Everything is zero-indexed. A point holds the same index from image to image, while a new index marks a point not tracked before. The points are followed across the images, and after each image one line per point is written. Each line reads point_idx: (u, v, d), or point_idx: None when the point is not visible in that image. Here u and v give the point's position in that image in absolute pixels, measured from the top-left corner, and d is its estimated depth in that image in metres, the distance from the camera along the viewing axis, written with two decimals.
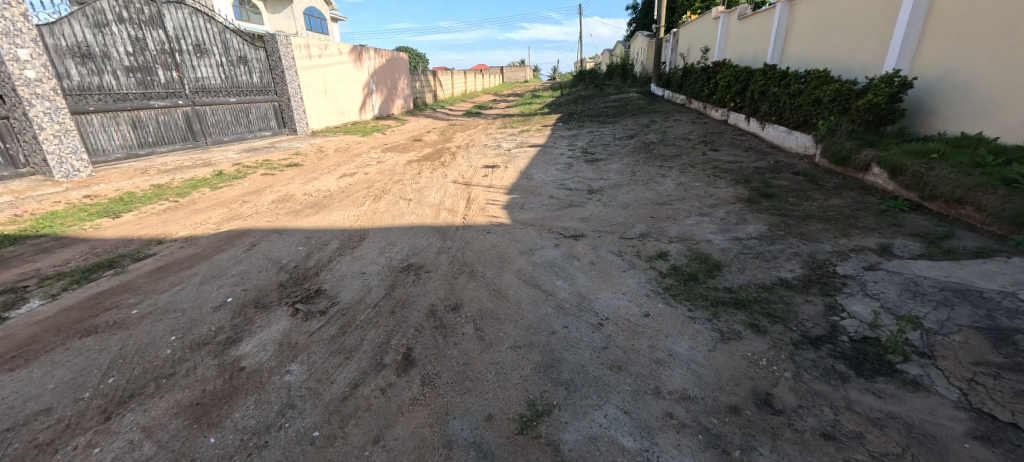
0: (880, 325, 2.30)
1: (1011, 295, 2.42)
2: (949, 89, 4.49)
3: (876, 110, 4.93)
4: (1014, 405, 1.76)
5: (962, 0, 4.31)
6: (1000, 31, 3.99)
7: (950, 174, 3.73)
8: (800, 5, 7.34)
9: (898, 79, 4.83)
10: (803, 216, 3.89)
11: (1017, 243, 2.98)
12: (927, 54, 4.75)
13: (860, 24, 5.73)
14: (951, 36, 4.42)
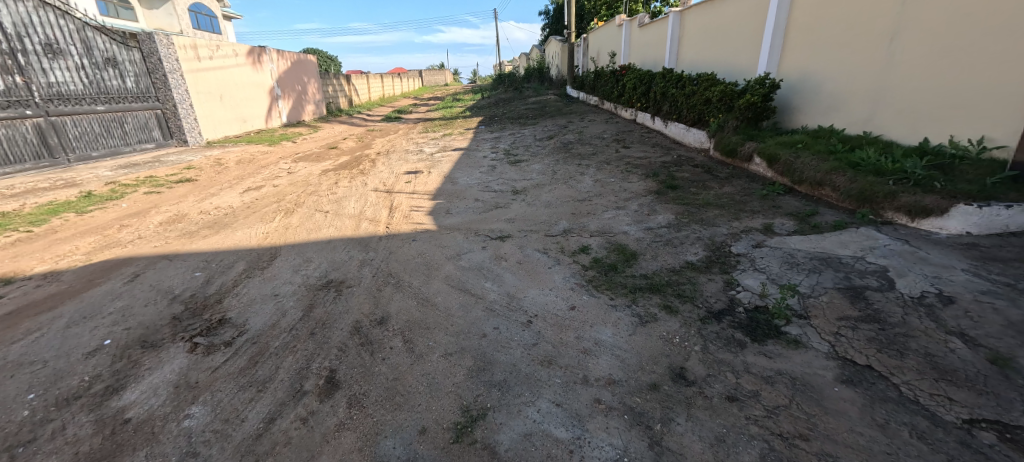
0: (767, 295, 2.63)
1: (861, 260, 2.90)
2: (807, 89, 5.33)
3: (753, 108, 5.64)
4: (868, 350, 2.12)
5: (810, 16, 5.17)
6: (838, 40, 4.79)
7: (812, 161, 4.38)
8: (689, 16, 8.16)
9: (769, 81, 5.58)
10: (703, 204, 4.32)
11: (863, 216, 3.59)
12: (789, 60, 5.59)
13: (738, 34, 6.53)
14: (805, 45, 5.27)
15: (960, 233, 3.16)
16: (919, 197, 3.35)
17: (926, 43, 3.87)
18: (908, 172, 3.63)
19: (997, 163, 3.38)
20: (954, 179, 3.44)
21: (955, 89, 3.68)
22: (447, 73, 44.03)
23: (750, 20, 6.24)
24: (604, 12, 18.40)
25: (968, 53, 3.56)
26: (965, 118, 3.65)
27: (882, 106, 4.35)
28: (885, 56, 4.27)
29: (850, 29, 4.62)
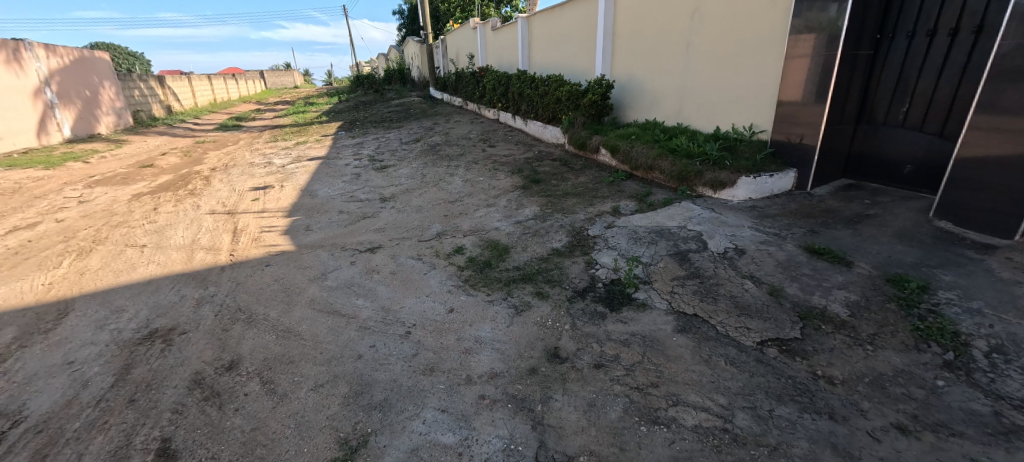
0: (619, 269, 3.00)
1: (685, 228, 3.51)
2: (633, 88, 6.22)
3: (596, 105, 6.33)
4: (694, 301, 2.58)
5: (629, 26, 6.04)
6: (652, 47, 5.70)
7: (643, 149, 5.13)
8: (534, 21, 8.76)
9: (605, 82, 6.32)
10: (563, 194, 4.72)
11: (684, 192, 4.34)
12: (618, 63, 6.45)
13: (576, 39, 7.26)
14: (628, 50, 6.15)
15: (745, 198, 4.04)
16: (717, 173, 4.19)
17: (709, 51, 4.84)
18: (708, 153, 4.50)
19: (763, 143, 4.40)
20: (738, 157, 4.37)
21: (730, 88, 4.67)
22: (295, 74, 39.73)
23: (585, 28, 6.99)
24: (459, 15, 18.64)
25: (735, 60, 4.56)
26: (738, 111, 4.66)
27: (687, 102, 5.31)
28: (685, 62, 5.21)
29: (659, 39, 5.54)
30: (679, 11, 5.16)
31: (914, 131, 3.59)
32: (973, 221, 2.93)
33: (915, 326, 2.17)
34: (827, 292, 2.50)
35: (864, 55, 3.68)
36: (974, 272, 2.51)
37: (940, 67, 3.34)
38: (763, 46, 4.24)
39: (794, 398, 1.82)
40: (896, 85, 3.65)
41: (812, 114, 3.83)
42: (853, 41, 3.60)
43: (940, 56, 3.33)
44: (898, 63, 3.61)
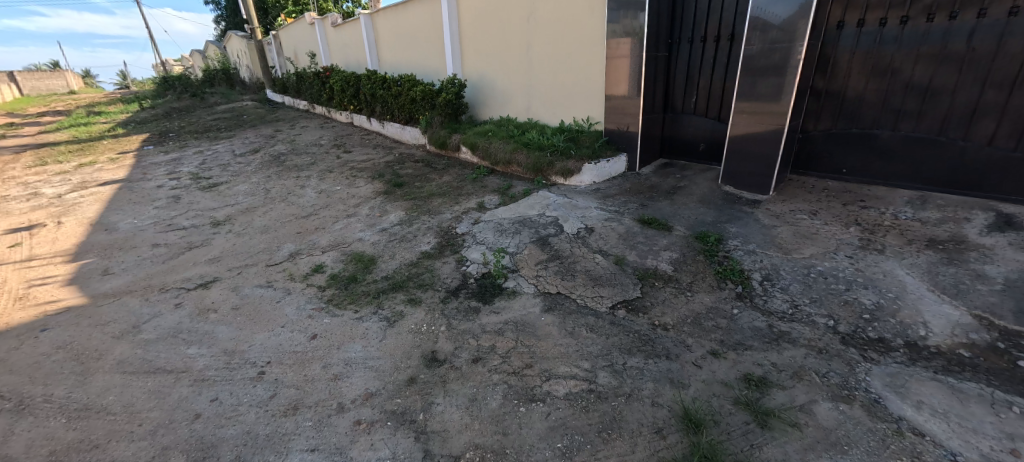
0: (488, 262, 3.08)
1: (543, 215, 3.77)
2: (485, 86, 6.42)
3: (451, 104, 6.32)
4: (556, 280, 2.79)
5: (474, 26, 6.20)
6: (497, 47, 5.95)
7: (500, 145, 5.32)
8: (377, 18, 8.33)
9: (457, 81, 6.36)
10: (428, 195, 4.63)
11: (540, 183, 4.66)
12: (467, 62, 6.57)
13: (424, 38, 7.15)
14: (476, 50, 6.31)
15: (590, 182, 4.51)
16: (565, 162, 4.59)
17: (547, 51, 5.28)
18: (556, 144, 4.88)
19: (598, 133, 4.97)
20: (580, 147, 4.83)
21: (569, 84, 5.18)
22: (67, 76, 31.01)
23: (429, 27, 6.95)
24: (291, 8, 16.72)
25: (569, 59, 5.06)
26: (578, 106, 5.19)
27: (535, 99, 5.70)
28: (528, 61, 5.59)
29: (502, 39, 5.82)
30: (516, 13, 5.50)
31: (703, 117, 4.46)
32: (744, 183, 3.80)
33: (716, 270, 2.73)
34: (657, 254, 2.97)
35: (663, 56, 4.41)
36: (750, 222, 3.25)
37: (713, 65, 4.21)
38: (589, 48, 4.80)
39: (640, 348, 2.13)
40: (687, 80, 4.49)
41: (631, 106, 4.47)
42: (653, 43, 4.29)
43: (712, 57, 4.20)
44: (685, 62, 4.43)
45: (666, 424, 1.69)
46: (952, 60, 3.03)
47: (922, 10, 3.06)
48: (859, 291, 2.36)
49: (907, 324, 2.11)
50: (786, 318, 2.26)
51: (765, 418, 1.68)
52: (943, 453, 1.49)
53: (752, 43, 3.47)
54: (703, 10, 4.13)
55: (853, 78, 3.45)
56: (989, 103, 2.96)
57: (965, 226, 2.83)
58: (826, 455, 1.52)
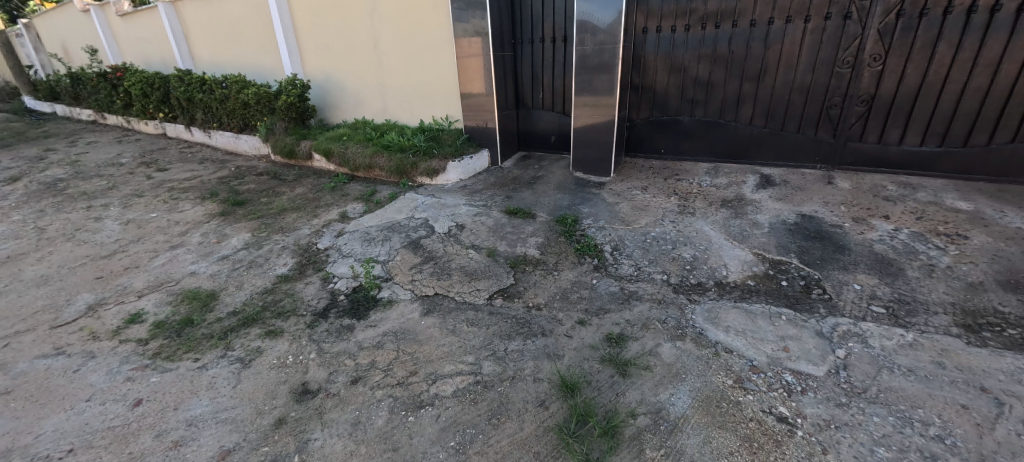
0: (358, 275, 2.87)
1: (413, 218, 3.67)
2: (332, 87, 5.94)
3: (294, 108, 5.63)
4: (434, 281, 2.75)
5: (309, 22, 5.66)
6: (340, 45, 5.56)
7: (357, 148, 4.98)
8: (181, 8, 6.98)
9: (299, 81, 5.71)
10: (278, 210, 4.11)
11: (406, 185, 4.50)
12: (307, 62, 5.98)
13: (250, 34, 6.26)
14: (316, 48, 5.79)
15: (456, 180, 4.51)
16: (429, 162, 4.51)
17: (397, 50, 5.14)
18: (417, 144, 4.75)
19: (459, 131, 5.01)
20: (442, 145, 4.79)
21: (425, 83, 5.14)
22: None
23: (254, 22, 6.12)
24: None
25: (422, 59, 5.02)
26: (437, 105, 5.17)
27: (390, 99, 5.51)
28: (377, 60, 5.36)
29: (345, 36, 5.46)
30: (357, 10, 5.20)
31: (550, 111, 4.84)
32: (590, 168, 4.27)
33: (576, 247, 3.03)
34: (525, 241, 3.15)
35: (508, 56, 4.65)
36: (598, 202, 3.67)
37: (553, 64, 4.59)
38: (440, 47, 4.83)
39: (519, 332, 2.25)
40: (532, 78, 4.81)
41: (485, 103, 4.61)
42: (499, 43, 4.47)
43: (551, 56, 4.57)
44: (529, 61, 4.74)
45: (547, 395, 1.83)
46: (722, 60, 3.85)
47: (697, 19, 3.82)
48: (682, 247, 2.87)
49: (715, 268, 2.64)
50: (633, 279, 2.64)
51: (625, 368, 1.95)
52: (744, 362, 1.94)
53: (586, 44, 3.88)
54: (538, 13, 4.47)
55: (659, 74, 4.13)
56: (747, 92, 3.86)
57: (744, 187, 3.66)
58: (671, 386, 1.83)
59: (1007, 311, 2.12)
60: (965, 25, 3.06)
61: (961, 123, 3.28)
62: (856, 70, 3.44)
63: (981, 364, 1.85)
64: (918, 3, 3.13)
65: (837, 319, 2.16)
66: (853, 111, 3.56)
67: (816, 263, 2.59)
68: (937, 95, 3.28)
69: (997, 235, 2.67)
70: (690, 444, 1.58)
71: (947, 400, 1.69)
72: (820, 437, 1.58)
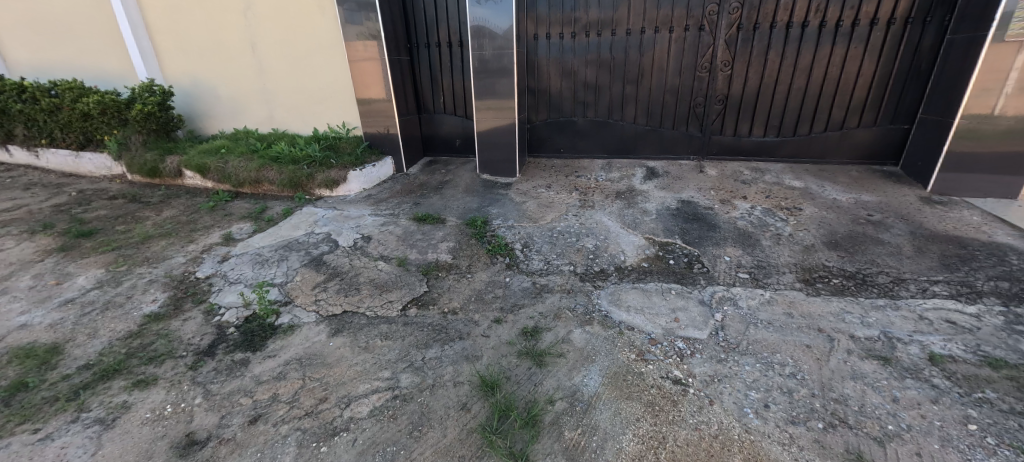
0: (250, 302, 2.57)
1: (312, 234, 3.40)
2: (203, 94, 5.25)
3: (153, 118, 4.87)
4: (340, 299, 2.58)
5: (167, 20, 4.94)
6: (209, 47, 4.94)
7: (240, 162, 4.47)
8: None
9: (157, 87, 4.95)
10: (141, 239, 3.51)
11: (302, 198, 4.15)
12: (168, 65, 5.21)
13: (87, 32, 5.26)
14: (178, 49, 5.07)
15: (359, 190, 4.27)
16: (326, 172, 4.21)
17: (280, 52, 4.73)
18: (312, 155, 4.40)
19: (357, 138, 4.76)
20: (341, 154, 4.51)
21: (315, 88, 4.80)
22: None
23: (93, 18, 5.16)
24: None
25: (310, 62, 4.69)
26: (331, 112, 4.86)
27: (276, 106, 5.04)
28: (257, 63, 4.87)
29: (215, 37, 4.87)
30: (227, 8, 4.68)
31: (453, 115, 4.82)
32: (495, 170, 4.35)
33: (487, 248, 3.07)
34: (436, 247, 3.11)
35: (404, 60, 4.53)
36: (505, 202, 3.76)
37: (451, 68, 4.59)
38: (330, 49, 4.56)
39: (436, 339, 2.21)
40: (432, 82, 4.74)
41: (385, 109, 4.45)
42: (394, 46, 4.34)
43: (449, 60, 4.57)
44: (426, 65, 4.67)
45: (468, 397, 1.83)
46: (606, 65, 4.19)
47: (582, 27, 4.11)
48: (585, 238, 3.07)
49: (615, 255, 2.87)
50: (543, 273, 2.75)
51: (540, 358, 2.03)
52: (644, 336, 2.14)
53: (484, 49, 3.95)
54: (432, 17, 4.43)
55: (552, 78, 4.36)
56: (629, 94, 4.26)
57: (634, 179, 4.03)
58: (583, 368, 1.95)
59: (832, 265, 2.63)
60: (787, 37, 3.73)
61: (791, 116, 3.98)
62: (713, 74, 3.98)
63: (818, 310, 2.27)
64: (753, 19, 3.73)
65: (714, 287, 2.49)
66: (714, 109, 4.12)
67: (696, 241, 2.94)
68: (773, 95, 3.95)
69: (822, 205, 3.29)
70: (602, 419, 1.70)
71: (797, 343, 2.05)
72: (708, 391, 1.81)
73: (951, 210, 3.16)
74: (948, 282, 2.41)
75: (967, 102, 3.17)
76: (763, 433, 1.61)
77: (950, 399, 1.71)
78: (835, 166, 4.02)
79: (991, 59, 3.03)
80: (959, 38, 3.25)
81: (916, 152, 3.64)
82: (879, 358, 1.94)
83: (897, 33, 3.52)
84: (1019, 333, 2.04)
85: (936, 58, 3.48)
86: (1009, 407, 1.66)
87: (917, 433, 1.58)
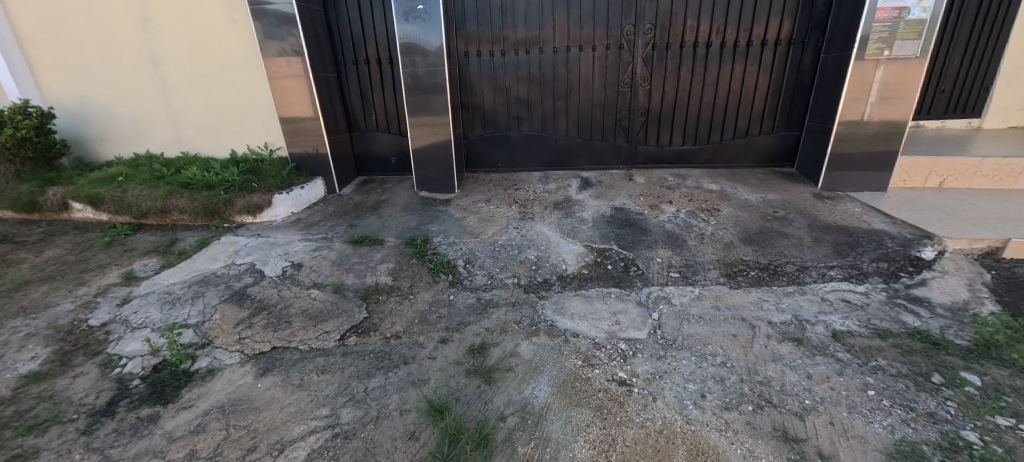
0: (159, 348, 2.28)
1: (233, 266, 3.11)
2: (94, 116, 4.67)
3: (29, 145, 4.21)
4: (268, 335, 2.37)
5: (45, 33, 4.36)
6: (100, 63, 4.42)
7: (142, 190, 4.01)
8: None
9: (34, 109, 4.29)
10: (15, 285, 3.00)
11: (219, 227, 3.80)
12: (48, 84, 4.58)
13: None
14: (60, 67, 4.48)
15: (288, 214, 4.00)
16: (247, 197, 3.89)
17: (188, 68, 4.35)
18: (230, 180, 4.06)
19: (282, 159, 4.47)
20: (264, 178, 4.20)
21: (231, 107, 4.46)
22: None
23: None
24: None
25: (223, 79, 4.36)
26: (251, 132, 4.54)
27: (185, 127, 4.61)
28: (159, 80, 4.43)
29: (106, 53, 4.37)
30: (121, 21, 4.23)
31: (386, 132, 4.70)
32: (433, 186, 4.29)
33: (429, 267, 2.99)
34: (374, 270, 2.98)
35: (331, 77, 4.35)
36: (445, 219, 3.71)
37: (382, 85, 4.49)
38: (246, 65, 4.28)
39: (379, 366, 2.11)
40: (362, 99, 4.59)
41: (312, 128, 4.23)
42: (319, 63, 4.16)
43: (380, 77, 4.46)
44: (355, 82, 4.52)
45: (417, 425, 1.75)
46: (536, 81, 4.32)
47: (511, 45, 4.22)
48: (527, 250, 3.10)
49: (556, 264, 2.93)
50: (488, 287, 2.74)
51: (489, 375, 2.00)
52: (588, 341, 2.19)
53: (417, 66, 3.91)
54: (359, 33, 4.32)
55: (485, 94, 4.42)
56: (559, 109, 4.42)
57: (570, 189, 4.16)
58: (531, 380, 1.95)
59: (748, 259, 2.88)
60: (695, 56, 4.09)
61: (704, 126, 4.35)
62: (634, 89, 4.26)
63: (740, 300, 2.47)
64: (664, 39, 4.06)
65: (650, 288, 2.62)
66: (638, 121, 4.39)
67: (630, 246, 3.09)
68: (687, 107, 4.30)
69: (737, 206, 3.61)
70: (554, 429, 1.70)
71: (725, 333, 2.21)
72: (650, 388, 1.88)
73: (839, 203, 3.60)
74: (842, 266, 2.74)
75: (842, 111, 3.64)
76: (703, 423, 1.70)
77: (852, 370, 1.93)
78: (745, 169, 4.44)
79: (857, 73, 3.51)
80: (831, 57, 3.75)
81: (807, 155, 4.13)
82: (793, 340, 2.14)
83: (783, 52, 4.00)
84: (899, 305, 2.36)
85: (815, 73, 3.99)
86: (898, 371, 1.91)
87: (829, 404, 1.76)
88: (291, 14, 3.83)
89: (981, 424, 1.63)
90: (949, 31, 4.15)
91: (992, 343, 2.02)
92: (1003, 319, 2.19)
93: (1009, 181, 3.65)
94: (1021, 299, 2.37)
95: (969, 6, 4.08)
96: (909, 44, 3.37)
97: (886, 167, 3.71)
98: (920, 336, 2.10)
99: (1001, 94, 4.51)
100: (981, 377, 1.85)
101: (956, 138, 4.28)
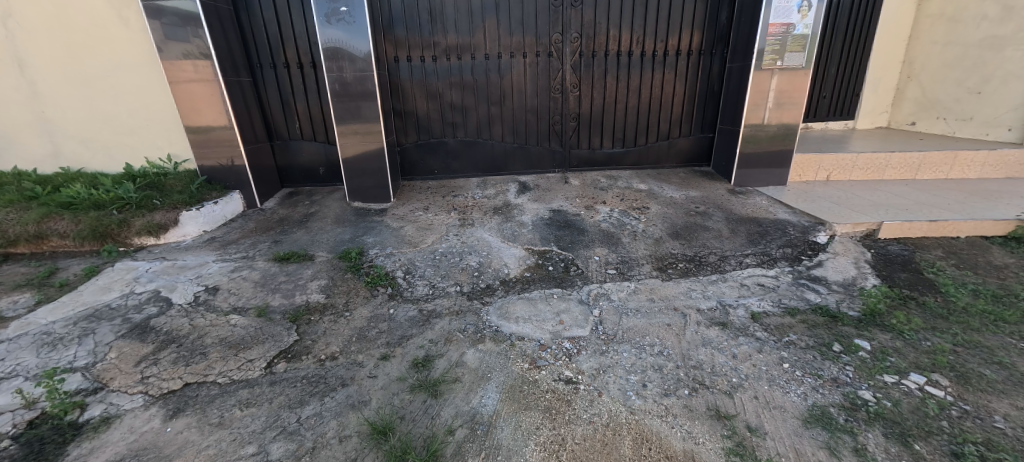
0: (35, 400, 1.92)
1: (132, 296, 2.74)
2: None
3: None
4: (178, 371, 2.10)
5: None
6: None
7: (8, 214, 3.40)
8: None
9: None
10: None
11: (111, 251, 3.31)
12: None
13: None
14: None
15: (198, 233, 3.60)
16: (146, 216, 3.45)
17: (66, 72, 3.79)
18: (125, 198, 3.59)
19: (189, 172, 4.04)
20: (167, 193, 3.76)
21: (122, 116, 3.95)
22: None
23: None
24: None
25: (112, 84, 3.86)
26: (149, 143, 4.05)
27: (64, 139, 4.00)
28: (29, 85, 3.81)
29: None
30: None
31: (311, 141, 4.42)
32: (367, 196, 4.10)
33: (365, 281, 2.84)
34: (304, 288, 2.77)
35: (245, 82, 4.01)
36: (380, 229, 3.55)
37: (305, 90, 4.22)
38: (140, 68, 3.82)
39: (313, 392, 1.95)
40: (283, 106, 4.28)
41: (225, 138, 3.86)
42: (230, 67, 3.81)
43: (302, 82, 4.20)
44: (273, 87, 4.20)
45: (358, 451, 1.63)
46: (469, 87, 4.31)
47: (442, 51, 4.17)
48: (467, 256, 3.06)
49: (498, 269, 2.92)
50: (429, 298, 2.65)
51: (434, 388, 1.93)
52: (534, 344, 2.19)
53: (344, 71, 3.72)
54: (275, 35, 4.03)
55: (418, 100, 4.32)
56: (494, 115, 4.44)
57: (507, 194, 4.18)
58: (479, 389, 1.91)
59: (676, 252, 3.07)
60: (618, 63, 4.32)
61: (630, 129, 4.60)
62: (564, 95, 4.39)
63: (671, 292, 2.62)
64: (590, 48, 4.24)
65: (590, 286, 2.70)
66: (570, 126, 4.53)
67: (569, 246, 3.16)
68: (615, 112, 4.51)
69: (663, 203, 3.85)
70: (504, 436, 1.68)
71: (660, 324, 2.32)
72: (595, 384, 1.93)
73: (749, 197, 3.97)
74: (755, 254, 3.01)
75: (746, 116, 4.03)
76: (646, 411, 1.77)
77: (769, 347, 2.12)
78: (668, 169, 4.75)
79: (756, 82, 3.90)
80: (734, 67, 4.15)
81: (720, 155, 4.52)
82: (719, 324, 2.30)
83: (695, 61, 4.35)
84: (804, 285, 2.64)
85: (722, 81, 4.39)
86: (807, 344, 2.12)
87: (753, 380, 1.91)
88: (196, 13, 3.48)
89: (873, 383, 1.86)
90: (827, 44, 4.76)
91: (876, 312, 2.33)
92: (883, 290, 2.52)
93: (878, 173, 4.24)
94: (895, 272, 2.75)
95: (839, 22, 4.71)
96: (796, 56, 3.82)
97: (785, 164, 4.15)
98: (822, 310, 2.36)
99: (868, 99, 5.24)
100: (870, 342, 2.11)
101: (837, 137, 4.92)
